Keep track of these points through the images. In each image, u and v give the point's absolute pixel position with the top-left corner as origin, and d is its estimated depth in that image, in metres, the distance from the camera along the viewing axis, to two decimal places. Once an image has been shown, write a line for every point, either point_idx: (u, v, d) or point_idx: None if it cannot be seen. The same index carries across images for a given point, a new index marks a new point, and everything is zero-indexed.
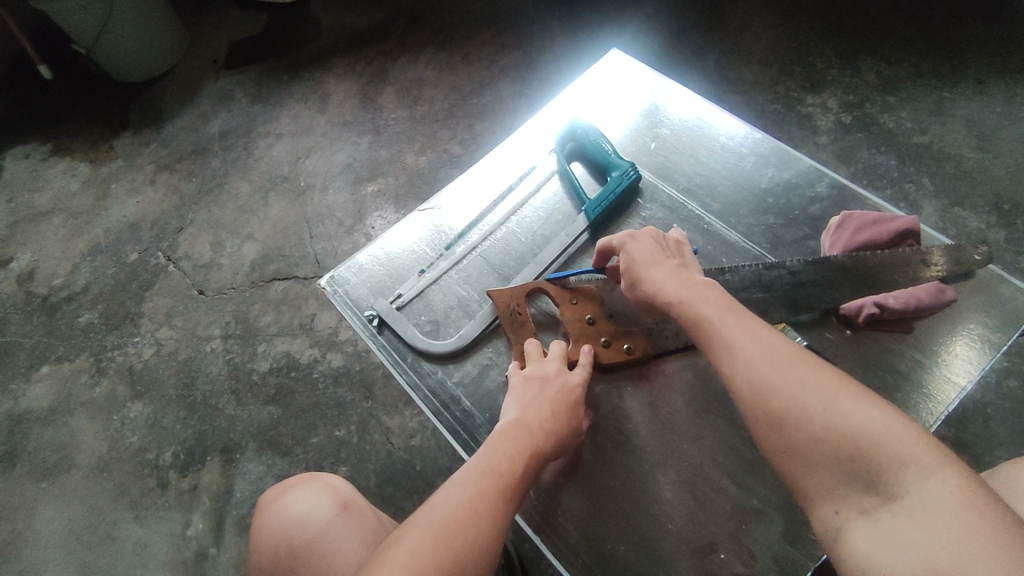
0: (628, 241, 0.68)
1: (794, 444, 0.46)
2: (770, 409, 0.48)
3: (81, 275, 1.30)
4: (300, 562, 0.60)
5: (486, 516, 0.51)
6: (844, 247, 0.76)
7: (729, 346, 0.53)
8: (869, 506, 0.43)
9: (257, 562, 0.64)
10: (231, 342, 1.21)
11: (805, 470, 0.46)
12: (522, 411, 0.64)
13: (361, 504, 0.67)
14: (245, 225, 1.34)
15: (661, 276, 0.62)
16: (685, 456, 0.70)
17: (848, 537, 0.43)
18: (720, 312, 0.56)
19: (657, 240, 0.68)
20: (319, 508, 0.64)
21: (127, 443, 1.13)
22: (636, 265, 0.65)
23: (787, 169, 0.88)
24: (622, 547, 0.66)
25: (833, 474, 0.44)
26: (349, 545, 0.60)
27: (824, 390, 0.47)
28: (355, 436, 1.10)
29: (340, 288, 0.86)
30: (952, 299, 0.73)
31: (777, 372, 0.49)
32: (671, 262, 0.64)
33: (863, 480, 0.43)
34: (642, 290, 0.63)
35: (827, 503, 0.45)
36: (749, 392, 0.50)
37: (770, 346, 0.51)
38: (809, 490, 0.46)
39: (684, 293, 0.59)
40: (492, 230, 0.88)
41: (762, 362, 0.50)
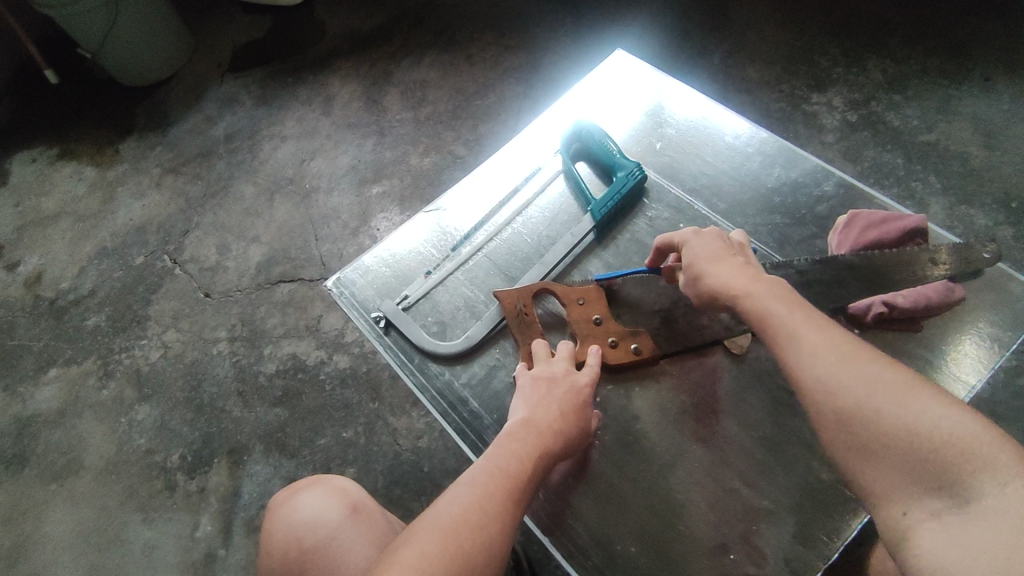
0: (690, 237, 0.67)
1: (862, 441, 0.46)
2: (838, 406, 0.47)
3: (89, 278, 1.31)
4: (310, 563, 0.60)
5: (493, 517, 0.51)
6: (851, 246, 0.76)
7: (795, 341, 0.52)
8: (938, 508, 0.42)
9: (266, 563, 0.63)
10: (238, 344, 1.21)
11: (872, 468, 0.46)
12: (529, 412, 0.64)
13: (370, 507, 0.67)
14: (250, 227, 1.34)
15: (725, 272, 0.61)
16: (695, 457, 0.70)
17: (915, 537, 0.43)
18: (788, 309, 0.55)
19: (720, 238, 0.67)
20: (330, 510, 0.64)
21: (135, 445, 1.13)
22: (697, 261, 0.64)
23: (794, 168, 0.88)
24: (631, 547, 0.66)
25: (902, 472, 0.44)
26: (360, 548, 0.61)
27: (895, 388, 0.46)
28: (363, 438, 1.10)
29: (346, 290, 0.86)
30: (960, 298, 0.73)
31: (845, 368, 0.48)
32: (737, 258, 0.63)
33: (934, 480, 0.43)
34: (703, 285, 0.63)
35: (893, 503, 0.44)
36: (817, 387, 0.49)
37: (840, 343, 0.51)
38: (874, 488, 0.46)
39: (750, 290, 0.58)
40: (499, 231, 0.88)
41: (831, 358, 0.50)
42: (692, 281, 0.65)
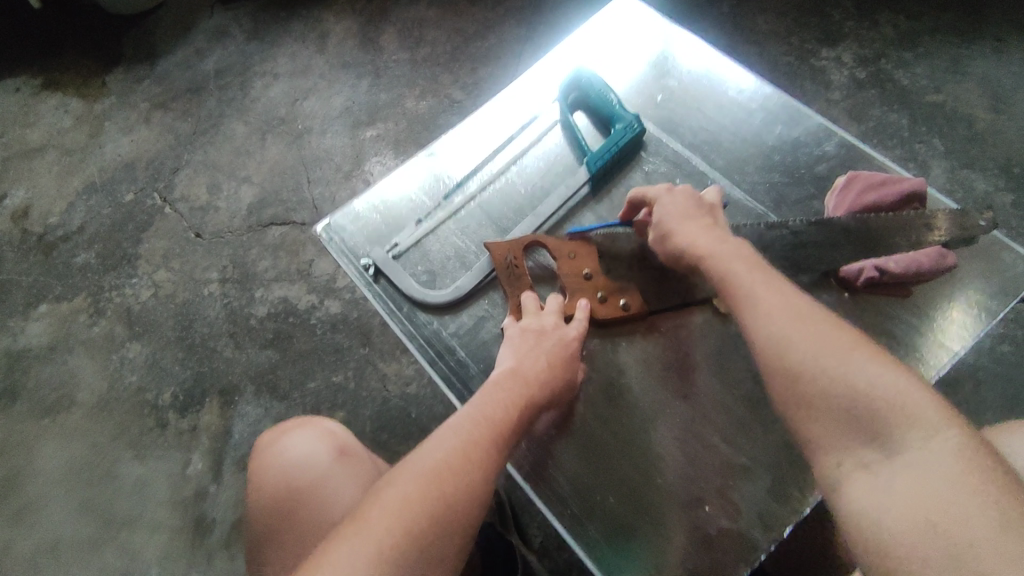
0: (663, 195, 0.68)
1: (803, 395, 0.47)
2: (783, 362, 0.49)
3: (77, 215, 1.29)
4: (298, 505, 0.61)
5: (477, 464, 0.52)
6: (849, 208, 0.75)
7: (751, 300, 0.54)
8: (867, 459, 0.43)
9: (254, 504, 0.64)
10: (229, 286, 1.21)
11: (810, 421, 0.47)
12: (516, 362, 0.64)
13: (359, 451, 0.68)
14: (241, 168, 1.32)
15: (695, 232, 0.63)
16: (676, 413, 0.71)
17: (846, 488, 0.44)
18: (749, 270, 0.57)
19: (691, 198, 0.67)
20: (318, 454, 0.65)
21: (127, 382, 1.14)
22: (667, 220, 0.65)
23: (796, 126, 0.86)
24: (610, 498, 0.68)
25: (835, 425, 0.45)
26: (348, 490, 0.62)
27: (838, 345, 0.47)
28: (352, 382, 1.11)
29: (336, 236, 0.85)
30: (952, 265, 0.73)
31: (794, 326, 0.50)
32: (705, 219, 0.65)
33: (866, 433, 0.43)
34: (673, 244, 0.64)
35: (829, 455, 0.45)
36: (766, 345, 0.50)
37: (793, 304, 0.52)
38: (811, 440, 0.47)
39: (714, 252, 0.60)
40: (491, 180, 0.87)
41: (779, 318, 0.51)
42: (661, 240, 0.66)
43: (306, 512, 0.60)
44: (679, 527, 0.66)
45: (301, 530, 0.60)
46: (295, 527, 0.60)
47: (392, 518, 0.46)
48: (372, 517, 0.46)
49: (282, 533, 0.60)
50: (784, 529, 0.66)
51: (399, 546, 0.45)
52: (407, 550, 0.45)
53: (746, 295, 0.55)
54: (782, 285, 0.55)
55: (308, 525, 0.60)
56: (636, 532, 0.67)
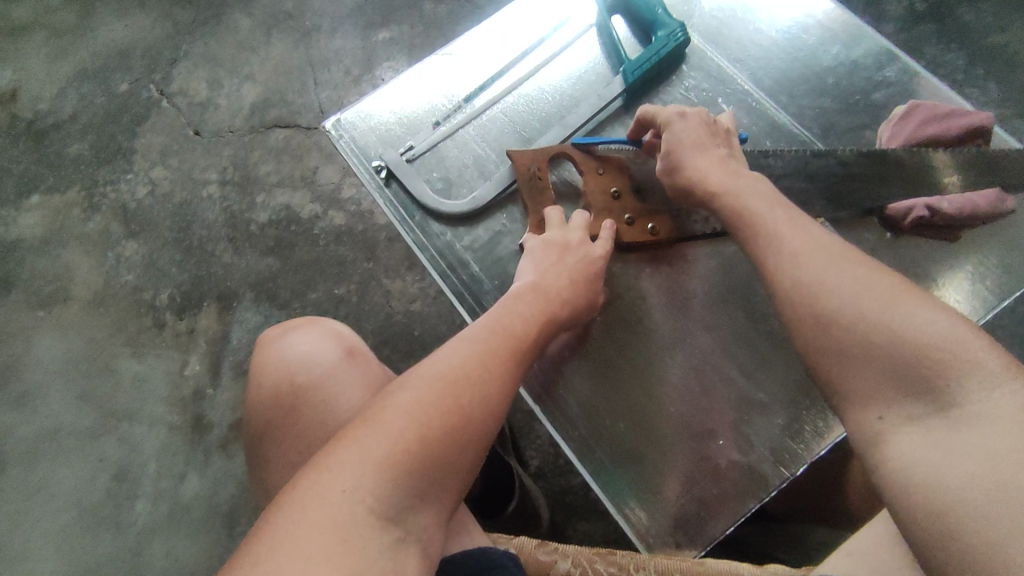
0: (674, 119, 0.62)
1: (839, 342, 0.43)
2: (816, 308, 0.45)
3: (69, 102, 1.21)
4: (301, 404, 0.58)
5: (496, 375, 0.49)
6: (907, 138, 0.70)
7: (779, 240, 0.50)
8: (917, 413, 0.39)
9: (254, 397, 0.61)
10: (229, 189, 1.15)
11: (845, 371, 0.43)
12: (537, 277, 0.61)
13: (366, 351, 0.64)
14: (244, 64, 1.23)
15: (708, 165, 0.59)
16: (696, 345, 0.68)
17: (890, 443, 0.40)
18: (772, 206, 0.53)
19: (705, 122, 0.63)
20: (324, 351, 0.61)
21: (123, 280, 1.10)
22: (680, 149, 0.61)
23: (855, 47, 0.79)
24: (620, 424, 0.66)
25: (879, 376, 0.41)
26: (354, 393, 0.59)
27: (885, 292, 0.43)
28: (355, 296, 1.08)
29: (345, 134, 0.79)
30: (1007, 210, 0.68)
31: (830, 269, 0.46)
32: (720, 151, 0.61)
33: (916, 383, 0.40)
34: (686, 178, 0.60)
35: (870, 407, 0.41)
36: (796, 291, 0.47)
37: (823, 244, 0.48)
38: (847, 391, 0.43)
39: (731, 188, 0.57)
40: (516, 86, 0.80)
41: (812, 261, 0.47)
42: (670, 171, 0.62)
43: (308, 413, 0.58)
44: (689, 458, 0.65)
45: (303, 433, 0.57)
46: (296, 426, 0.58)
47: (408, 423, 0.43)
48: (387, 420, 0.44)
49: (281, 432, 0.58)
50: (799, 467, 0.64)
51: (413, 452, 0.43)
52: (420, 456, 0.43)
53: (778, 235, 0.50)
54: (811, 226, 0.51)
55: (311, 425, 0.57)
56: (645, 462, 0.65)
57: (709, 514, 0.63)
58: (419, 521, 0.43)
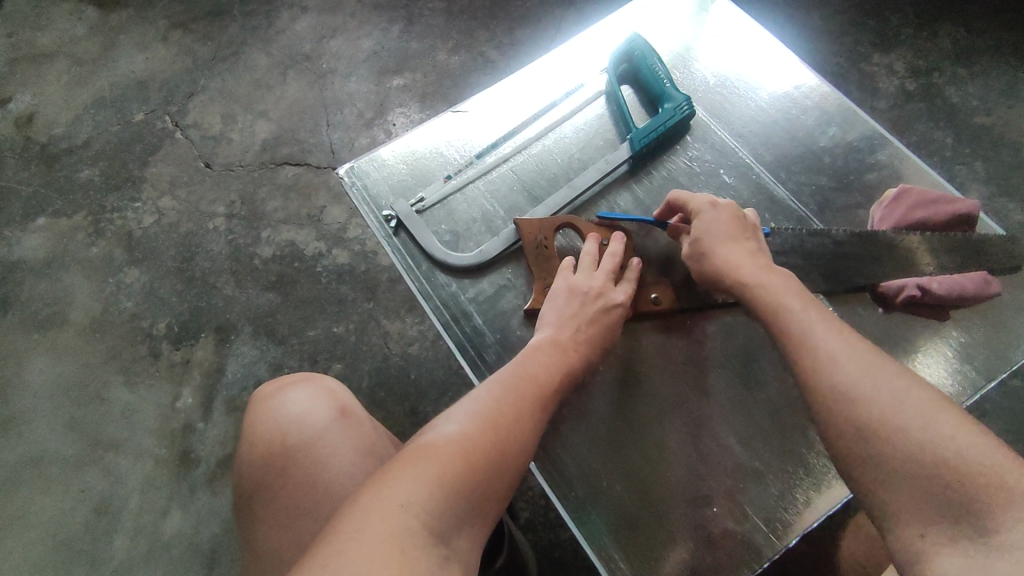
0: (705, 209, 0.66)
1: (880, 457, 0.45)
2: (857, 420, 0.47)
3: (84, 129, 1.24)
4: (293, 462, 0.59)
5: (527, 416, 0.53)
6: (896, 222, 0.73)
7: (808, 341, 0.53)
8: (954, 534, 0.41)
9: (247, 456, 0.61)
10: (235, 223, 1.17)
11: (888, 488, 0.45)
12: (554, 332, 0.64)
13: (360, 412, 0.65)
14: (259, 101, 1.26)
15: (741, 258, 0.62)
16: (693, 410, 0.70)
17: (934, 562, 0.41)
18: (805, 304, 0.56)
19: (735, 216, 0.66)
20: (318, 411, 0.62)
21: (122, 307, 1.11)
22: (708, 238, 0.65)
23: (851, 129, 0.83)
24: (616, 486, 0.67)
25: (918, 494, 0.43)
26: (347, 454, 0.59)
27: (923, 409, 0.45)
28: (352, 335, 1.09)
29: (358, 181, 0.81)
30: (995, 293, 0.71)
31: (867, 377, 0.48)
32: (748, 243, 0.64)
33: (956, 507, 0.41)
34: (715, 268, 0.63)
35: (911, 523, 0.43)
36: (835, 396, 0.49)
37: (858, 349, 0.51)
38: (887, 505, 0.45)
39: (763, 282, 0.59)
40: (527, 145, 0.83)
41: (849, 367, 0.49)
42: (697, 257, 0.66)
43: (299, 471, 0.58)
44: (688, 526, 0.65)
45: (296, 490, 0.58)
46: (289, 486, 0.58)
47: (454, 451, 0.47)
48: (435, 447, 0.47)
49: (274, 489, 0.58)
50: (791, 538, 0.65)
51: (462, 476, 0.46)
52: (463, 478, 0.46)
53: (810, 336, 0.53)
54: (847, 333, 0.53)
55: (303, 485, 0.58)
56: (642, 527, 0.65)
57: None
58: (463, 540, 0.44)
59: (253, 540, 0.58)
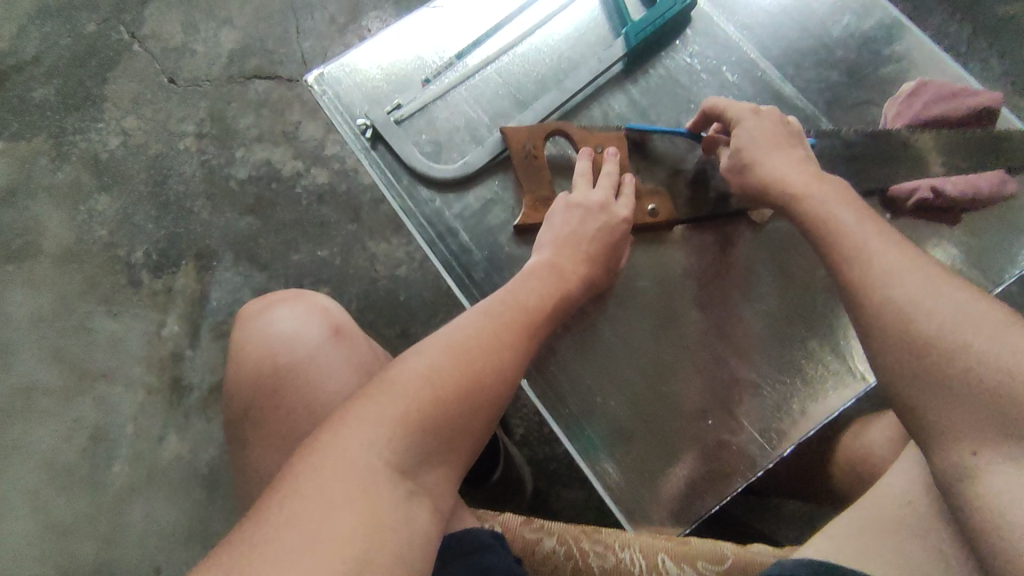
0: (747, 116, 0.62)
1: (933, 370, 0.42)
2: (910, 332, 0.44)
3: (32, 43, 1.13)
4: (287, 383, 0.56)
5: (508, 345, 0.50)
6: (912, 118, 0.68)
7: (862, 254, 0.49)
8: (1012, 451, 0.38)
9: (235, 378, 0.58)
10: (207, 142, 1.10)
11: (936, 402, 0.42)
12: (554, 254, 0.61)
13: (354, 330, 0.62)
14: (221, 7, 1.15)
15: (786, 166, 0.58)
16: (689, 323, 0.68)
17: (983, 479, 0.39)
18: (855, 215, 0.52)
19: (780, 123, 0.62)
20: (310, 330, 0.58)
21: (96, 236, 1.06)
22: (749, 147, 0.60)
23: (867, 16, 0.76)
24: (610, 402, 0.66)
25: (970, 410, 0.40)
26: (344, 374, 0.56)
27: (989, 323, 0.42)
28: (338, 259, 1.05)
29: (329, 90, 0.74)
30: (1009, 194, 0.67)
31: (925, 290, 0.45)
32: (794, 152, 0.60)
33: (1015, 425, 0.38)
34: (756, 179, 0.60)
35: (960, 441, 0.41)
36: (889, 309, 0.46)
37: (914, 261, 0.47)
38: (934, 420, 0.42)
39: (813, 192, 0.55)
40: (513, 45, 0.76)
41: (906, 280, 0.46)
42: (738, 170, 0.61)
43: (293, 392, 0.55)
44: (683, 438, 0.65)
45: (291, 410, 0.55)
46: (282, 405, 0.55)
47: (421, 385, 0.44)
48: (401, 382, 0.44)
49: (268, 412, 0.55)
50: (785, 447, 0.64)
51: (426, 411, 0.43)
52: (431, 416, 0.43)
53: (864, 249, 0.49)
54: (899, 243, 0.49)
55: (298, 405, 0.55)
56: (637, 442, 0.65)
57: (696, 493, 0.63)
58: (433, 476, 0.43)
59: (244, 468, 0.56)
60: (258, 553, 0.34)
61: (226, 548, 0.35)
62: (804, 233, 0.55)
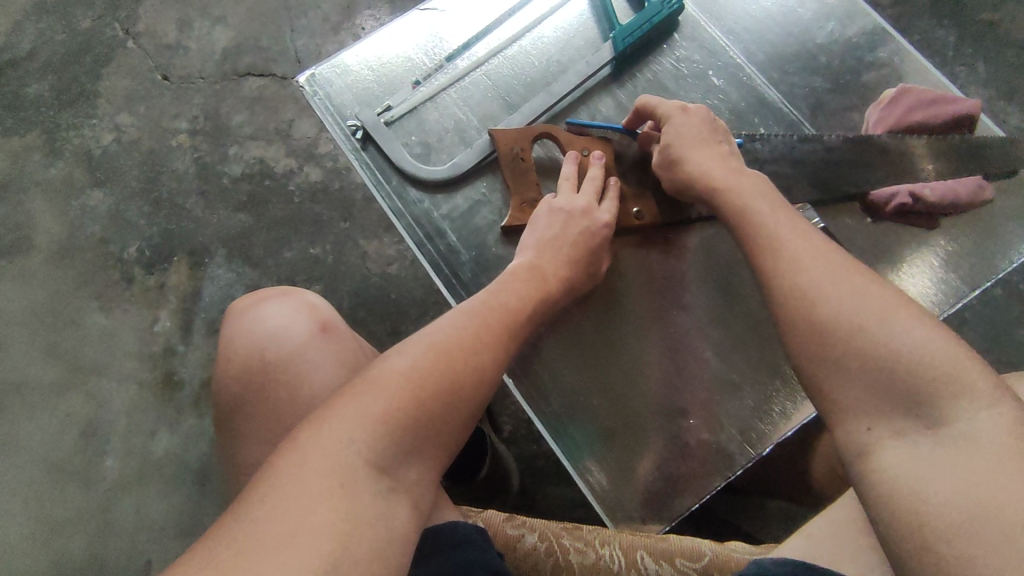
0: (675, 113, 0.63)
1: (834, 352, 0.43)
2: (813, 315, 0.45)
3: (27, 38, 1.14)
4: (275, 379, 0.57)
5: (489, 346, 0.51)
6: (894, 124, 0.69)
7: (773, 242, 0.50)
8: (902, 426, 0.40)
9: (225, 372, 0.59)
10: (200, 139, 1.10)
11: (838, 383, 0.43)
12: (536, 257, 0.62)
13: (342, 327, 0.62)
14: (216, 5, 1.15)
15: (708, 158, 0.60)
16: (672, 325, 0.69)
17: (877, 454, 0.40)
18: (769, 205, 0.54)
19: (705, 120, 0.64)
20: (298, 327, 0.59)
21: (88, 232, 1.06)
22: (677, 142, 0.62)
23: (852, 24, 0.77)
24: (594, 401, 0.67)
25: (869, 389, 0.41)
26: (331, 371, 0.57)
27: (882, 305, 0.43)
28: (330, 256, 1.06)
29: (320, 91, 0.75)
30: (987, 200, 0.69)
31: (828, 276, 0.46)
32: (717, 147, 0.62)
33: (908, 402, 0.40)
34: (683, 171, 0.61)
35: (859, 418, 0.42)
36: (793, 295, 0.46)
37: (818, 247, 0.48)
38: (836, 401, 0.43)
39: (731, 184, 0.57)
40: (502, 48, 0.77)
41: (810, 267, 0.47)
42: (668, 165, 0.63)
43: (280, 389, 0.56)
44: (663, 437, 0.66)
45: (279, 407, 0.56)
46: (270, 402, 0.56)
47: (402, 385, 0.45)
48: (383, 382, 0.45)
49: (257, 407, 0.56)
50: (765, 447, 0.66)
51: (406, 409, 0.44)
52: (411, 415, 0.44)
53: (774, 238, 0.50)
54: (805, 231, 0.51)
55: (285, 402, 0.56)
56: (619, 440, 0.66)
57: (676, 490, 0.65)
58: (413, 474, 0.44)
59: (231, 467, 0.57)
60: (236, 548, 0.35)
61: (208, 542, 0.36)
62: (722, 223, 0.56)
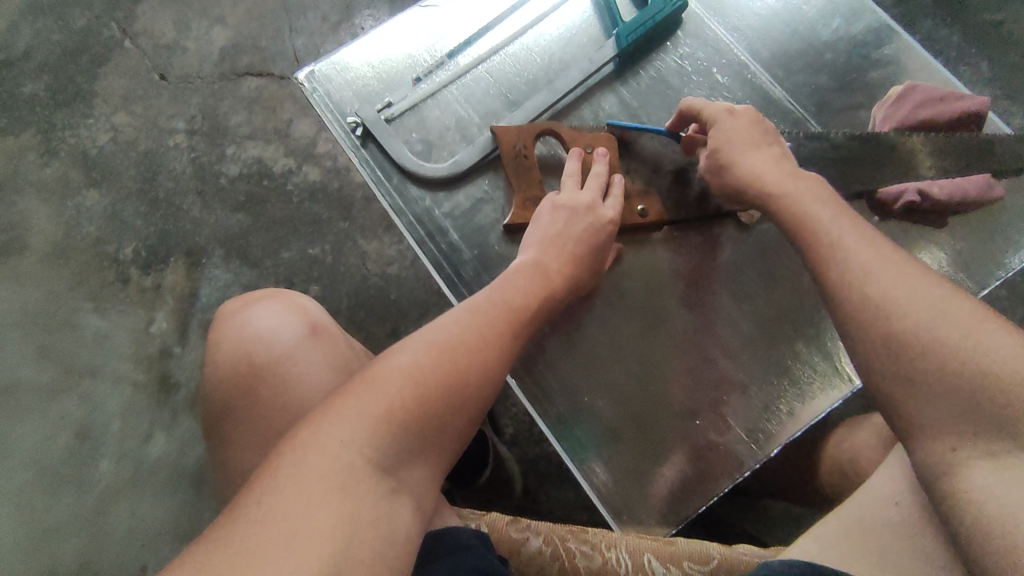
0: (722, 116, 0.62)
1: (908, 365, 0.42)
2: (885, 327, 0.44)
3: (22, 37, 1.12)
4: (265, 382, 0.55)
5: (492, 344, 0.50)
6: (900, 121, 0.69)
7: (840, 250, 0.49)
8: (993, 448, 0.39)
9: (212, 377, 0.58)
10: (197, 139, 1.09)
11: (915, 398, 0.42)
12: (539, 254, 0.61)
13: (331, 328, 0.61)
14: (214, 5, 1.14)
15: (763, 162, 0.58)
16: (677, 324, 0.68)
17: (965, 475, 0.39)
18: (833, 211, 0.52)
19: (756, 120, 0.62)
20: (286, 329, 0.58)
21: (84, 232, 1.05)
22: (727, 146, 0.60)
23: (857, 21, 0.77)
24: (597, 402, 0.66)
25: (950, 407, 0.40)
26: (322, 372, 0.56)
27: (964, 317, 0.42)
28: (329, 257, 1.05)
29: (319, 87, 0.74)
30: (997, 197, 0.67)
31: (901, 286, 0.45)
32: (770, 148, 0.60)
33: (994, 420, 0.39)
34: (735, 176, 0.59)
35: (942, 437, 0.41)
36: (865, 305, 0.45)
37: (890, 256, 0.47)
38: (917, 419, 0.42)
39: (789, 188, 0.56)
40: (504, 44, 0.76)
41: (883, 277, 0.46)
42: (719, 170, 0.61)
43: (270, 392, 0.55)
44: (671, 437, 0.65)
45: (269, 410, 0.54)
46: (260, 405, 0.55)
47: (403, 383, 0.44)
48: (384, 380, 0.43)
49: (246, 411, 0.55)
50: (772, 447, 0.65)
51: (409, 408, 0.43)
52: (413, 413, 0.43)
53: (840, 245, 0.49)
54: (872, 236, 0.49)
55: (275, 405, 0.54)
56: (625, 441, 0.65)
57: (686, 493, 0.64)
58: (415, 474, 0.43)
59: (226, 469, 0.56)
60: (236, 550, 0.34)
61: (205, 544, 0.35)
62: (782, 230, 0.55)
